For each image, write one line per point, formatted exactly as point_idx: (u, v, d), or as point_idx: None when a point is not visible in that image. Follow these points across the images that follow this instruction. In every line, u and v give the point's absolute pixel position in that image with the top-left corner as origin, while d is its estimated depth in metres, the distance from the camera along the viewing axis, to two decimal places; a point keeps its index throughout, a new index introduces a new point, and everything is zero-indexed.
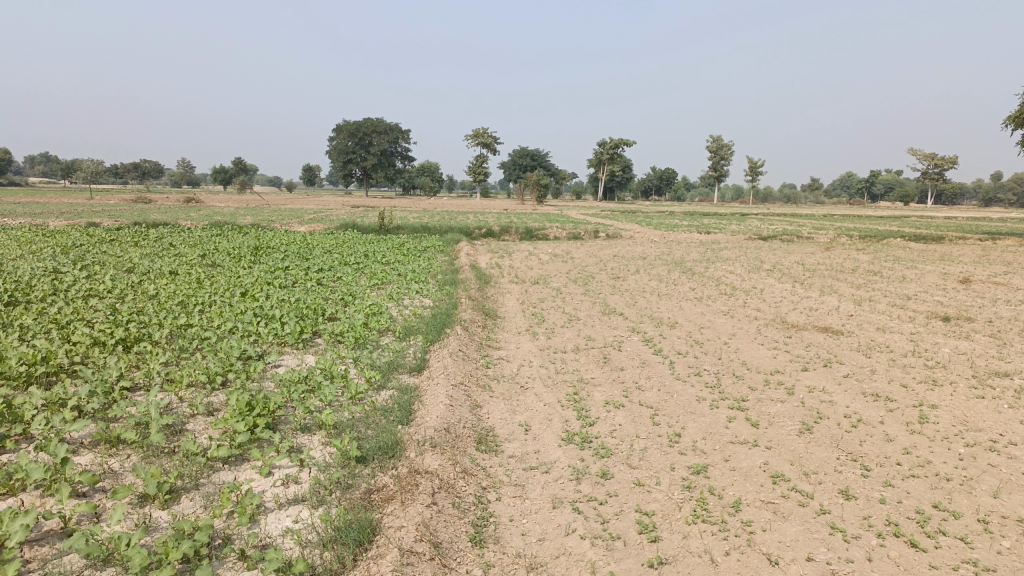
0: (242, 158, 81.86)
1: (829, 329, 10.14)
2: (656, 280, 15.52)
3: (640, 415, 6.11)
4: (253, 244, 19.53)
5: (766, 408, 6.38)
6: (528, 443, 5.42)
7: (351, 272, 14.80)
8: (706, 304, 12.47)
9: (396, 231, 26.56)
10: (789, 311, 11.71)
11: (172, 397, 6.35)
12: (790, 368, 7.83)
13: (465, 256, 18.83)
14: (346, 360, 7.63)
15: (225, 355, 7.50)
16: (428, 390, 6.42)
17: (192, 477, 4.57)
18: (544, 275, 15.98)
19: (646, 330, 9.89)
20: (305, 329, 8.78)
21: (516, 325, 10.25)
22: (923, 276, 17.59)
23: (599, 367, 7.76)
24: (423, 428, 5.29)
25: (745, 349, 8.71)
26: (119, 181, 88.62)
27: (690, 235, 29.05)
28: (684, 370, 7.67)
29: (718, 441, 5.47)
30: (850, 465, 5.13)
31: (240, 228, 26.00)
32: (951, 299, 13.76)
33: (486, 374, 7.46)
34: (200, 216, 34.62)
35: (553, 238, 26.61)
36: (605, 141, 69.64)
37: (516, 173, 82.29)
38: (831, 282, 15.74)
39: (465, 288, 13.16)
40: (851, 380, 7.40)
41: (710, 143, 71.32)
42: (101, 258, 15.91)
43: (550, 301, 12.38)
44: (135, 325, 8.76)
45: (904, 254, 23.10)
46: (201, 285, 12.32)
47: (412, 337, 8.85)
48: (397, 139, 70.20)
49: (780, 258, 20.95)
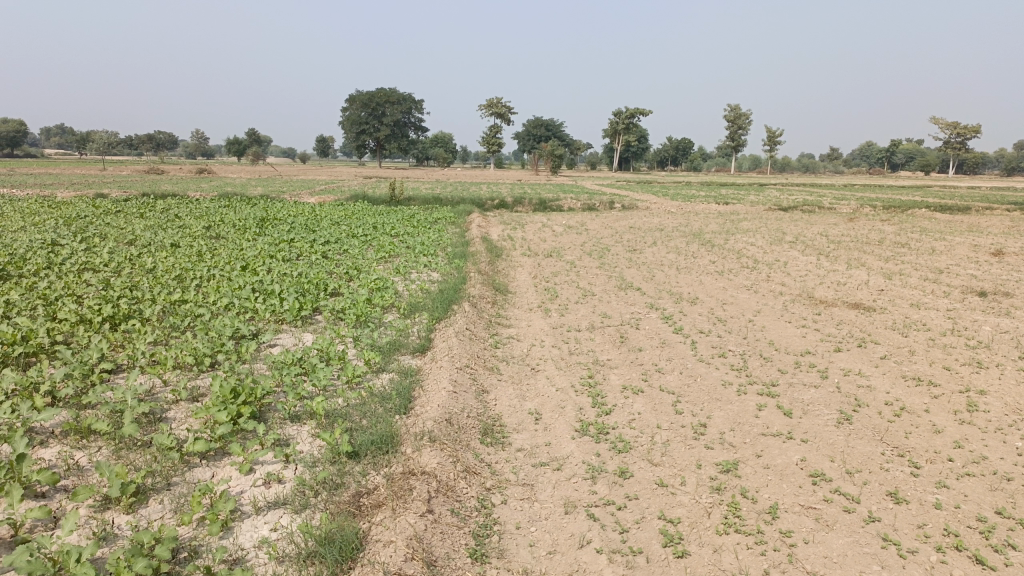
0: (256, 129, 81.31)
1: (860, 306, 9.55)
2: (674, 252, 14.94)
3: (661, 402, 5.59)
4: (261, 215, 19.08)
5: (800, 394, 5.85)
6: (538, 435, 4.93)
7: (358, 244, 14.30)
8: (728, 277, 11.89)
9: (407, 203, 25.97)
10: (817, 286, 11.11)
11: (156, 381, 5.91)
12: (821, 349, 7.28)
13: (477, 228, 18.29)
14: (346, 340, 7.14)
15: (217, 333, 7.04)
16: (430, 373, 5.92)
17: (162, 476, 4.11)
18: (557, 247, 15.44)
19: (666, 306, 9.35)
20: (305, 306, 8.31)
21: (528, 300, 9.74)
22: (953, 248, 16.88)
23: (616, 347, 7.24)
24: (422, 419, 4.80)
25: (772, 328, 8.13)
26: (133, 153, 88.38)
27: (708, 206, 28.26)
28: (707, 351, 7.13)
29: (748, 434, 4.94)
30: (897, 462, 4.60)
31: (249, 199, 25.56)
32: (985, 273, 13.08)
33: (495, 355, 6.94)
34: (211, 186, 34.23)
35: (568, 209, 26.01)
36: (621, 111, 68.39)
37: (531, 143, 81.24)
38: (858, 255, 15.06)
39: (475, 261, 12.63)
40: (888, 363, 6.84)
41: (729, 112, 69.99)
42: (103, 230, 15.51)
43: (564, 275, 11.82)
44: (126, 301, 8.32)
45: (931, 225, 22.30)
46: (201, 258, 11.84)
47: (417, 315, 8.35)
48: (411, 109, 69.27)
49: (802, 229, 20.25)
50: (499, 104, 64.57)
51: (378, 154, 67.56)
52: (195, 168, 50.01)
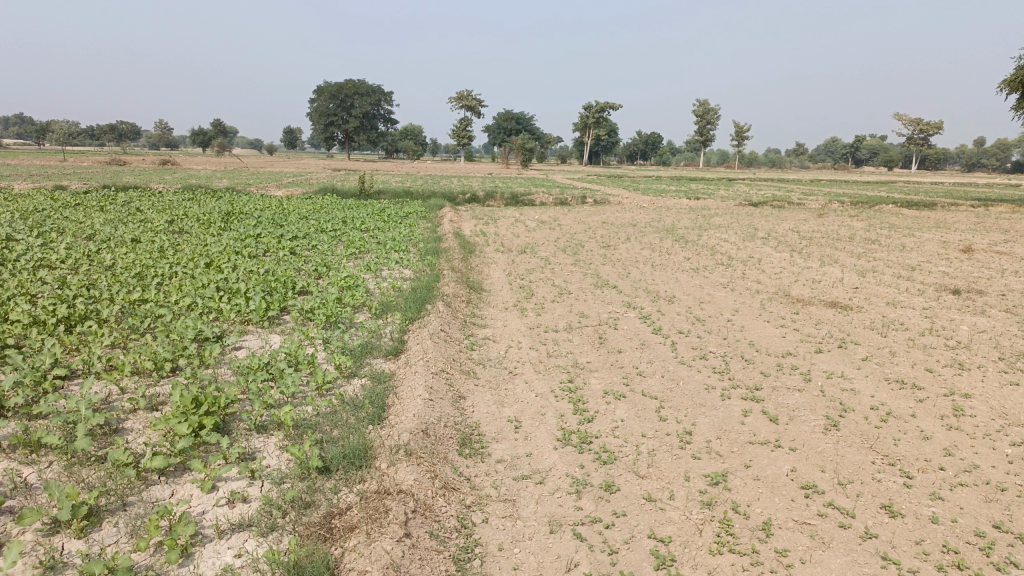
0: (222, 120, 79.92)
1: (838, 304, 9.48)
2: (648, 249, 14.82)
3: (644, 408, 5.41)
4: (226, 209, 18.60)
5: (784, 399, 5.70)
6: (518, 445, 4.72)
7: (328, 240, 13.97)
8: (704, 275, 11.78)
9: (377, 196, 25.59)
10: (793, 284, 11.03)
11: (113, 388, 5.60)
12: (803, 350, 7.16)
13: (448, 223, 18.02)
14: (315, 343, 6.86)
15: (179, 336, 6.73)
16: (404, 379, 5.67)
17: (117, 496, 3.83)
18: (530, 243, 15.22)
19: (643, 305, 9.19)
20: (272, 306, 8.00)
21: (502, 299, 9.51)
22: (923, 244, 16.99)
23: (595, 349, 7.05)
24: (397, 430, 4.55)
25: (752, 329, 8.00)
26: (95, 143, 86.46)
27: (679, 201, 28.22)
28: (688, 353, 6.96)
29: (735, 442, 4.78)
30: (888, 472, 4.47)
31: (214, 192, 24.97)
32: (957, 270, 13.13)
33: (471, 358, 6.72)
34: (174, 178, 33.53)
35: (539, 204, 25.80)
36: (591, 105, 68.27)
37: (501, 136, 80.88)
38: (831, 251, 15.06)
39: (448, 258, 12.38)
40: (871, 365, 6.73)
41: (697, 106, 70.35)
42: (60, 224, 14.94)
43: (539, 272, 11.62)
44: (83, 301, 7.95)
45: (899, 221, 22.50)
46: (164, 254, 11.44)
47: (390, 315, 8.08)
48: (381, 101, 68.50)
49: (774, 225, 20.27)
50: (469, 97, 64.12)
51: (347, 146, 66.76)
52: (160, 160, 49.01)
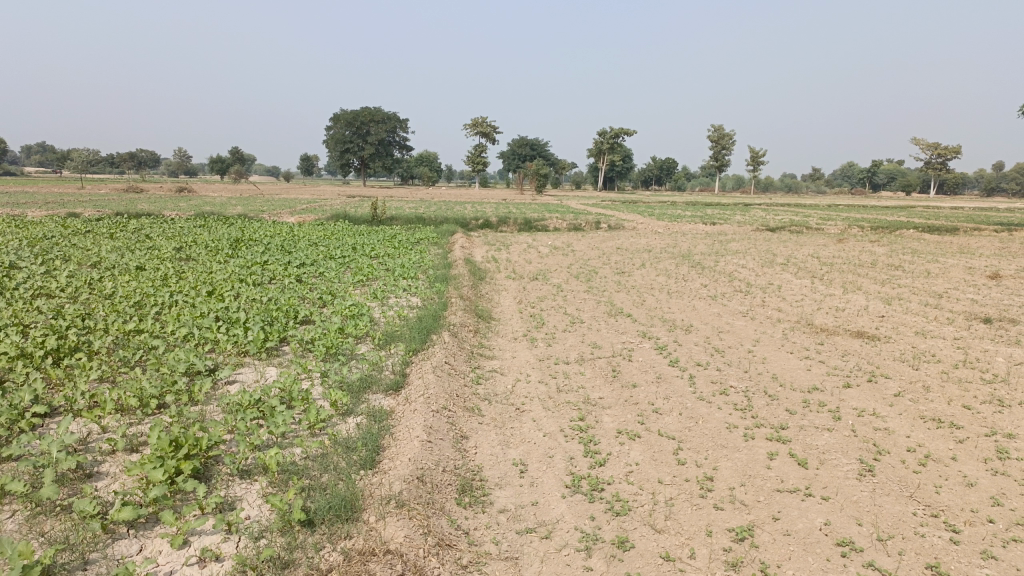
0: (240, 147, 80.55)
1: (864, 334, 9.03)
2: (664, 275, 14.41)
3: (661, 450, 5.00)
4: (236, 235, 18.39)
5: (813, 440, 5.27)
6: (522, 493, 4.33)
7: (335, 267, 13.68)
8: (722, 303, 11.35)
9: (389, 223, 25.35)
10: (815, 312, 10.59)
11: (94, 427, 5.26)
12: (830, 384, 6.73)
13: (460, 250, 17.72)
14: (313, 376, 6.51)
15: (169, 369, 6.40)
16: (403, 418, 5.29)
17: (78, 553, 3.46)
18: (543, 270, 14.86)
19: (659, 335, 8.78)
20: (270, 337, 7.67)
21: (512, 329, 9.14)
22: (948, 270, 16.49)
23: (607, 383, 6.64)
24: (390, 477, 4.17)
25: (774, 361, 7.56)
26: (114, 171, 87.45)
27: (695, 227, 27.82)
28: (707, 387, 6.54)
29: (761, 490, 4.37)
30: (932, 525, 4.03)
31: (226, 218, 24.84)
32: (986, 297, 12.62)
33: (476, 393, 6.33)
34: (189, 206, 33.45)
35: (553, 229, 25.51)
36: (605, 131, 68.16)
37: (515, 162, 80.92)
38: (853, 278, 14.59)
39: (457, 285, 12.02)
40: (903, 401, 6.29)
41: (712, 131, 70.21)
42: (67, 251, 14.73)
43: (551, 300, 11.26)
44: (76, 331, 7.65)
45: (921, 247, 21.99)
46: (167, 282, 11.19)
47: (393, 346, 7.72)
48: (396, 128, 68.80)
49: (792, 250, 19.84)
50: (483, 124, 64.20)
51: (362, 173, 66.92)
52: (176, 187, 49.27)
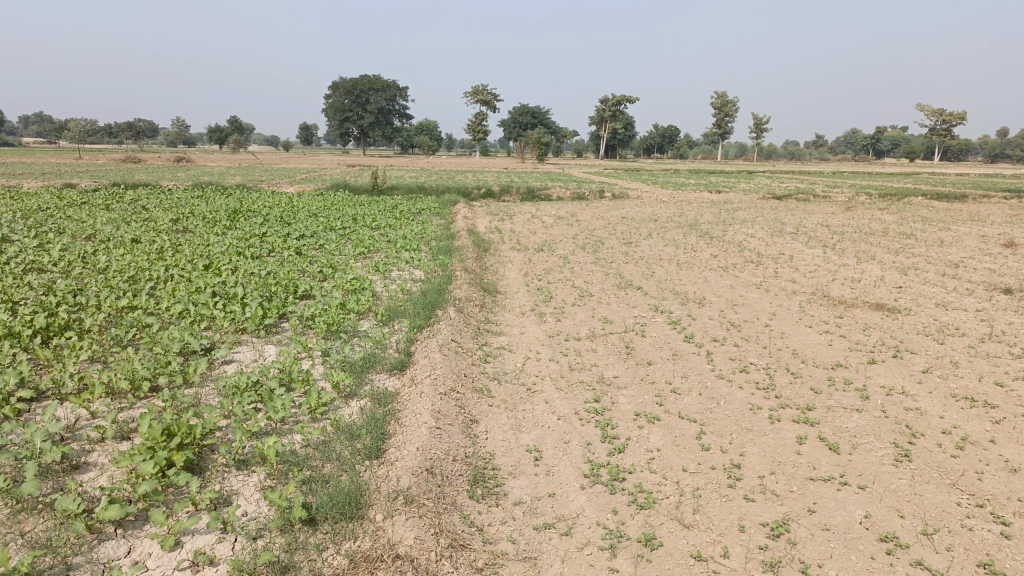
0: (237, 117, 79.69)
1: (883, 306, 8.72)
2: (671, 245, 14.09)
3: (683, 434, 4.72)
4: (234, 207, 17.99)
5: (842, 422, 4.98)
6: (538, 483, 4.06)
7: (336, 239, 13.35)
8: (733, 274, 11.03)
9: (390, 193, 24.93)
10: (830, 283, 10.26)
11: (83, 413, 4.98)
12: (854, 360, 6.43)
13: (462, 220, 17.36)
14: (314, 356, 6.22)
15: (163, 349, 6.11)
16: (409, 402, 5.00)
17: (61, 557, 3.19)
18: (548, 241, 14.52)
19: (672, 308, 8.47)
20: (269, 314, 7.37)
21: (519, 303, 8.83)
22: (960, 238, 16.14)
23: (622, 361, 6.35)
24: (398, 469, 3.89)
25: (793, 336, 7.25)
26: (112, 141, 86.61)
27: (700, 195, 27.38)
28: (726, 365, 6.24)
29: (793, 479, 4.09)
30: (980, 516, 3.76)
31: (224, 189, 24.47)
32: (1003, 266, 12.28)
33: (484, 372, 6.04)
34: (186, 176, 32.91)
35: (556, 198, 25.13)
36: (607, 98, 67.19)
37: (517, 130, 80.00)
38: (865, 247, 14.25)
39: (461, 257, 11.69)
40: (932, 379, 5.99)
41: (716, 97, 69.23)
42: (61, 224, 14.39)
43: (558, 272, 10.92)
44: (66, 309, 7.34)
45: (931, 214, 21.60)
46: (162, 256, 10.86)
47: (396, 322, 7.42)
48: (396, 97, 67.83)
49: (801, 219, 19.45)
50: (483, 92, 63.40)
51: (362, 143, 66.17)
52: (175, 157, 48.70)
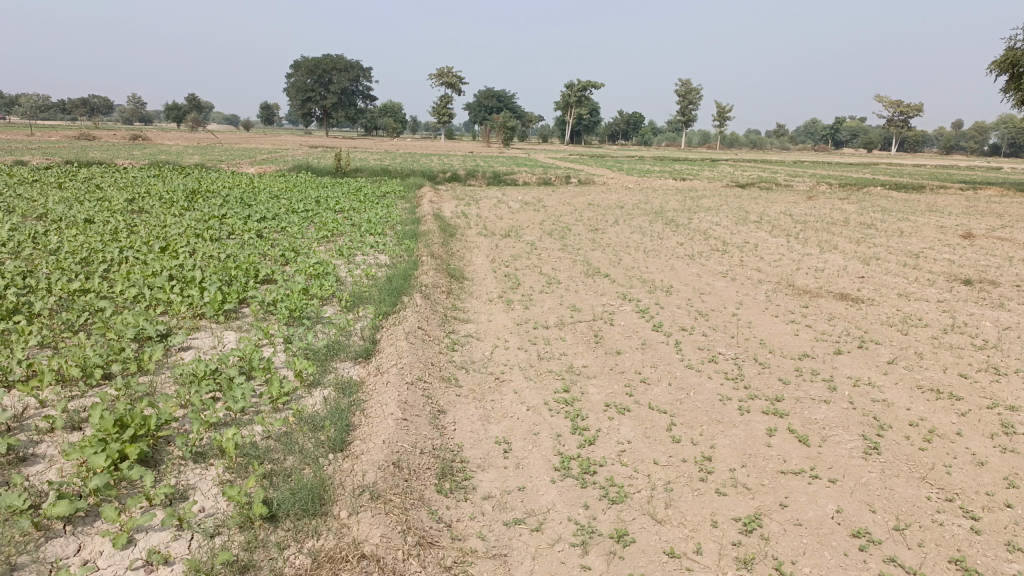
0: (196, 94, 77.92)
1: (848, 297, 8.78)
2: (638, 232, 14.07)
3: (654, 425, 4.66)
4: (192, 187, 17.53)
5: (811, 414, 4.97)
6: (508, 476, 3.96)
7: (299, 221, 13.07)
8: (700, 262, 11.03)
9: (354, 175, 24.54)
10: (796, 273, 10.31)
11: (30, 402, 4.76)
12: (821, 351, 6.45)
13: (428, 204, 17.13)
14: (275, 343, 6.04)
15: (116, 334, 5.88)
16: (375, 391, 4.87)
17: (4, 556, 3.00)
18: (514, 226, 14.41)
19: (640, 297, 8.42)
20: (229, 298, 7.15)
21: (486, 290, 8.72)
22: (920, 229, 16.40)
23: (591, 350, 6.28)
24: (363, 462, 3.76)
25: (761, 325, 7.25)
26: (66, 116, 84.04)
27: (666, 182, 27.45)
28: (695, 354, 6.21)
29: (765, 471, 4.06)
30: (949, 510, 3.76)
31: (182, 168, 23.90)
32: (962, 258, 12.48)
33: (452, 361, 5.93)
34: (143, 155, 32.04)
35: (522, 183, 25.02)
36: (574, 83, 67.05)
37: (482, 114, 79.49)
38: (828, 236, 14.39)
39: (427, 242, 11.51)
40: (897, 370, 6.02)
41: (681, 84, 69.53)
42: (11, 202, 13.87)
43: (525, 259, 10.82)
44: (14, 291, 7.04)
45: (891, 205, 21.95)
46: (117, 237, 10.50)
47: (361, 309, 7.25)
48: (360, 77, 66.74)
49: (764, 208, 19.60)
50: (449, 74, 62.77)
51: (325, 123, 65.10)
52: (131, 134, 47.36)
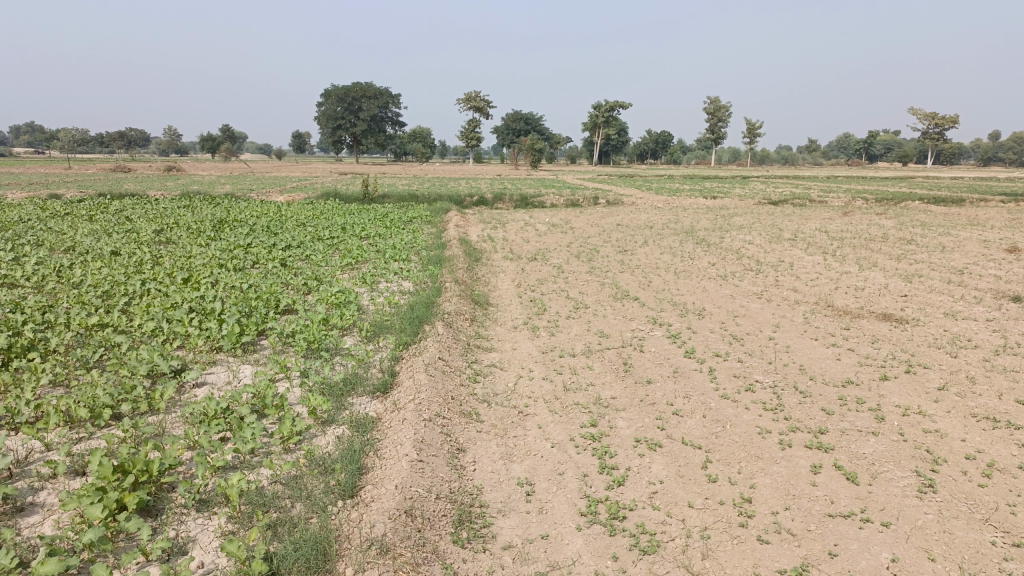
0: (229, 124, 79.29)
1: (891, 317, 8.37)
2: (668, 253, 13.75)
3: (688, 463, 4.34)
4: (220, 217, 17.58)
5: (858, 448, 4.61)
6: (530, 523, 3.68)
7: (323, 249, 12.96)
8: (733, 283, 10.67)
9: (382, 201, 24.54)
10: (834, 293, 9.90)
11: (35, 445, 4.57)
12: (866, 377, 6.07)
13: (454, 228, 16.98)
14: (291, 376, 5.83)
15: (129, 371, 5.71)
16: (391, 430, 4.62)
17: None
18: (541, 249, 14.16)
19: (671, 321, 8.10)
20: (247, 331, 6.97)
21: (511, 316, 8.46)
22: (962, 243, 15.85)
23: (620, 380, 5.97)
24: (373, 512, 3.50)
25: (800, 350, 6.88)
26: (104, 149, 85.91)
27: (696, 201, 27.06)
28: (731, 383, 5.86)
29: (810, 515, 3.72)
30: (1019, 557, 3.40)
31: (212, 198, 24.10)
32: (1009, 273, 11.96)
33: (473, 394, 5.66)
34: (176, 186, 32.46)
35: (550, 205, 24.82)
36: (600, 104, 66.94)
37: (510, 137, 79.74)
38: (866, 253, 13.92)
39: (452, 268, 11.29)
40: (949, 397, 5.62)
41: (709, 102, 69.12)
42: (41, 236, 13.96)
43: (552, 283, 10.56)
44: (32, 327, 6.93)
45: (930, 219, 21.35)
46: (141, 269, 10.44)
47: (381, 339, 7.01)
48: (389, 104, 67.37)
49: (798, 225, 19.13)
50: (476, 98, 63.03)
51: (355, 150, 65.71)
52: (166, 165, 48.27)
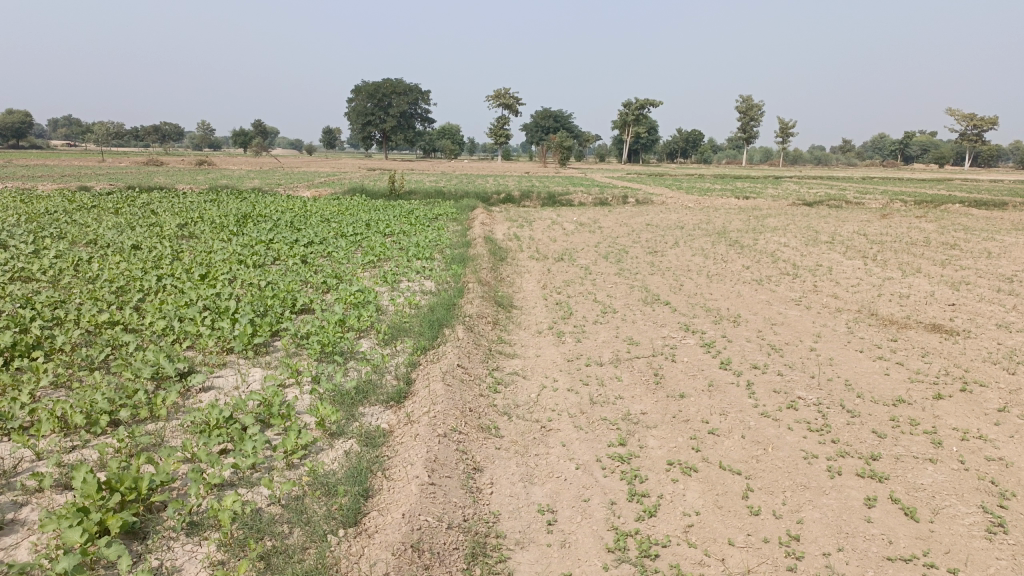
0: (261, 119, 79.81)
1: (939, 328, 7.86)
2: (700, 255, 13.28)
3: (727, 491, 3.95)
4: (244, 211, 17.39)
5: (915, 478, 4.18)
6: (552, 559, 3.31)
7: (345, 245, 12.68)
8: (769, 288, 10.19)
9: (408, 197, 24.27)
10: (877, 300, 9.39)
11: (25, 453, 4.29)
12: (918, 395, 5.60)
13: (480, 226, 16.62)
14: (301, 381, 5.51)
15: (132, 373, 5.42)
16: (402, 446, 4.27)
17: None
18: (569, 249, 13.77)
19: (704, 328, 7.67)
20: (260, 331, 6.68)
21: (535, 320, 8.09)
22: (1009, 249, 15.17)
23: (650, 393, 5.57)
24: (376, 547, 3.15)
25: (844, 363, 6.42)
26: (138, 143, 86.79)
27: (728, 201, 26.41)
28: (771, 399, 5.45)
29: (866, 559, 3.31)
30: None
31: (239, 193, 23.93)
32: None
33: (493, 405, 5.29)
34: (205, 179, 32.43)
35: (578, 203, 24.38)
36: (631, 102, 66.19)
37: (539, 135, 79.30)
38: (909, 258, 13.32)
39: (476, 267, 10.93)
40: (1011, 420, 5.15)
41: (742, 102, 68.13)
42: (64, 228, 13.83)
43: (579, 285, 10.16)
44: (39, 324, 6.69)
45: (972, 223, 20.58)
46: (158, 264, 10.21)
47: (398, 343, 6.67)
48: (419, 100, 67.22)
49: (835, 227, 18.50)
50: (506, 95, 62.64)
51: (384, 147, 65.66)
52: (198, 160, 48.51)
